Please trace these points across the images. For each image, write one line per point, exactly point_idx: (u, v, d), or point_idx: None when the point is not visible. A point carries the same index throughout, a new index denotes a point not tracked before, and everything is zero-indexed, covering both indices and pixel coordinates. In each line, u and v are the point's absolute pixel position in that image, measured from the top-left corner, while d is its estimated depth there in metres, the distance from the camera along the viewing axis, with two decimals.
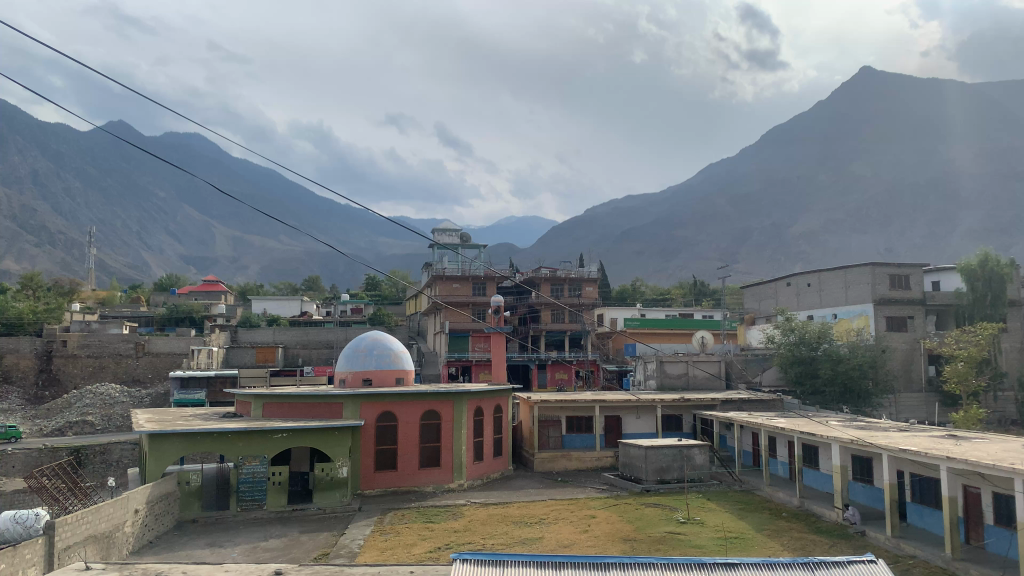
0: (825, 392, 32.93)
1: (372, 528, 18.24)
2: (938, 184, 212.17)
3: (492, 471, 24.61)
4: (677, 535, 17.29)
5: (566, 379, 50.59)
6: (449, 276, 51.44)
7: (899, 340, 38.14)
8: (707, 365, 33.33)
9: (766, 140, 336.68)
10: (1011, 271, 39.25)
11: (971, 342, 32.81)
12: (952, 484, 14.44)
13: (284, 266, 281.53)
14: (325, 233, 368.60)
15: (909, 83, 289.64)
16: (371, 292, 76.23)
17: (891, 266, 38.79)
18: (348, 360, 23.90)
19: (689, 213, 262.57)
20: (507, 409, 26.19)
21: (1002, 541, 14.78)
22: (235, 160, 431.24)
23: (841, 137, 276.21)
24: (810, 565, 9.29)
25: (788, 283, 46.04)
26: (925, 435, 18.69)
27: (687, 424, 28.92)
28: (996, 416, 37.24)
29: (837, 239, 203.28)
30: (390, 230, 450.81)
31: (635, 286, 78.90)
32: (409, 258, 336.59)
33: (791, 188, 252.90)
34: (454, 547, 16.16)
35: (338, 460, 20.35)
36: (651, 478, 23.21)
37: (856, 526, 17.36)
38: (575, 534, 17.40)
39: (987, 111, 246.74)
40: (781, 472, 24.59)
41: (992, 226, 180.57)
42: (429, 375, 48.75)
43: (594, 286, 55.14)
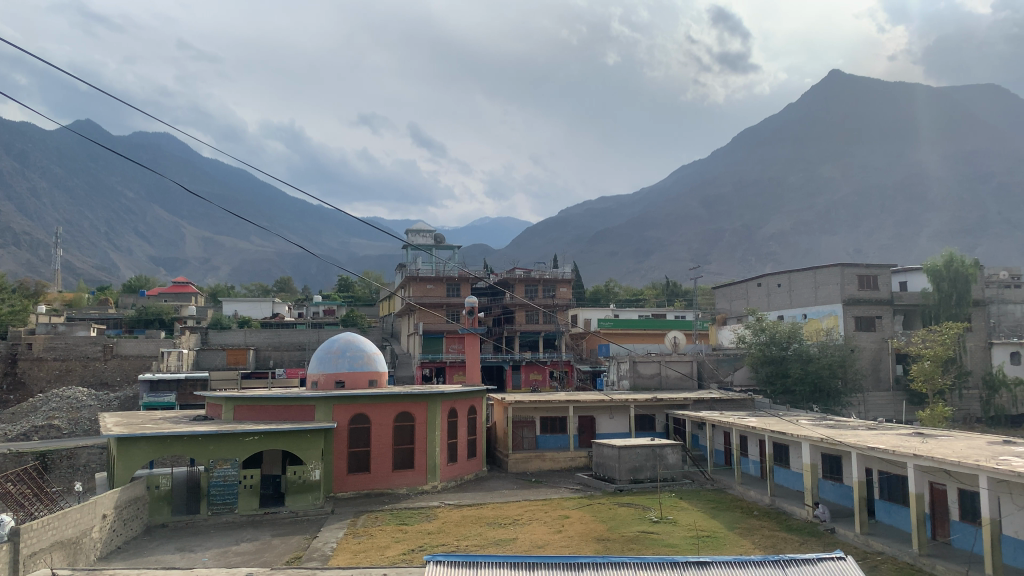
0: (795, 391, 33.31)
1: (344, 530, 18.13)
2: (906, 186, 215.96)
3: (466, 473, 24.63)
4: (650, 533, 17.42)
5: (541, 380, 50.62)
6: (423, 276, 51.40)
7: (867, 340, 38.73)
8: (679, 365, 33.58)
9: (738, 141, 340.56)
10: (976, 271, 39.99)
11: (937, 342, 33.41)
12: (917, 482, 14.70)
13: (256, 267, 279.09)
14: (298, 233, 366.49)
15: (878, 86, 294.62)
16: (344, 293, 76.00)
17: (860, 266, 39.35)
18: (320, 362, 23.69)
19: (661, 214, 264.65)
20: (481, 410, 26.18)
21: (967, 535, 15.07)
22: (205, 160, 426.46)
23: (811, 138, 279.54)
24: (780, 562, 9.32)
25: (759, 284, 46.55)
26: (893, 433, 19.00)
27: (660, 424, 29.11)
28: (961, 414, 37.91)
29: (807, 240, 206.26)
30: (363, 230, 448.69)
31: (609, 286, 79.54)
32: (382, 259, 335.59)
33: (762, 188, 255.78)
34: (427, 550, 16.10)
35: (310, 463, 20.22)
36: (625, 478, 23.30)
37: (825, 523, 17.67)
38: (550, 534, 17.45)
39: (954, 116, 251.81)
40: (752, 471, 24.86)
41: (957, 228, 184.05)
42: (403, 376, 48.67)
43: (567, 286, 55.26)
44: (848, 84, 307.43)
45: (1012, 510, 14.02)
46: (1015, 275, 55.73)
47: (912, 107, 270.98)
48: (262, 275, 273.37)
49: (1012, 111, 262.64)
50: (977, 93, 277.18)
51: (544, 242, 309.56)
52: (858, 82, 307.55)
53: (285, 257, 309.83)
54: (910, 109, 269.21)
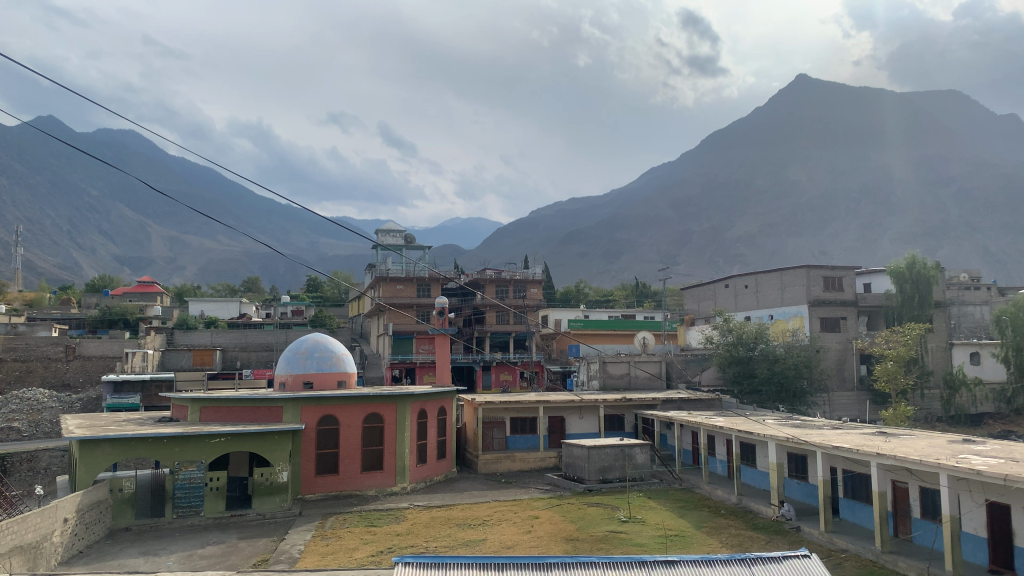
0: (762, 391, 33.70)
1: (313, 532, 18.02)
2: (870, 190, 219.88)
3: (436, 474, 24.53)
4: (619, 532, 17.54)
5: (511, 380, 50.71)
6: (393, 277, 51.14)
7: (832, 340, 39.30)
8: (648, 366, 33.85)
9: (706, 143, 343.97)
10: (937, 273, 40.85)
11: (900, 341, 33.97)
12: (880, 479, 14.95)
13: (222, 267, 275.48)
14: (265, 233, 362.46)
15: (844, 92, 299.80)
16: (312, 294, 75.43)
17: (825, 267, 39.94)
18: (288, 363, 23.45)
19: (630, 216, 266.00)
20: (450, 410, 26.13)
21: (927, 533, 15.39)
22: (171, 157, 419.90)
23: (778, 142, 283.05)
24: (746, 560, 9.39)
25: (726, 285, 47.08)
26: (858, 433, 19.30)
27: (629, 423, 29.33)
28: (922, 413, 38.61)
29: (773, 243, 208.78)
30: (332, 230, 445.29)
31: (579, 285, 79.92)
32: (352, 259, 333.26)
33: (730, 190, 258.21)
34: (396, 551, 16.04)
35: (278, 465, 20.05)
36: (594, 478, 23.40)
37: (790, 522, 17.90)
38: (518, 534, 17.51)
39: (918, 123, 257.06)
40: (719, 469, 25.13)
41: (919, 231, 187.67)
42: (372, 377, 48.42)
43: (538, 287, 55.43)
44: (814, 89, 312.42)
45: (973, 507, 14.34)
46: (975, 278, 57.05)
47: (876, 112, 276.19)
48: (229, 275, 269.96)
49: (972, 118, 269.23)
50: (937, 100, 283.74)
51: (515, 243, 309.84)
52: (823, 87, 312.38)
53: (253, 257, 306.36)
54: (874, 114, 274.45)
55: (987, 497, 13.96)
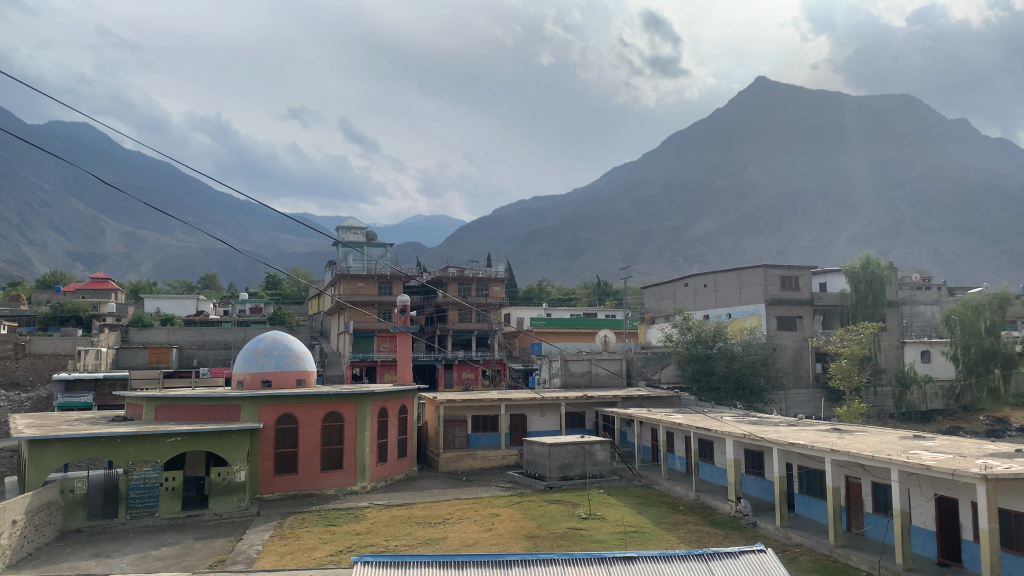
0: (719, 388, 34.18)
1: (271, 532, 17.77)
2: (827, 192, 224.15)
3: (397, 473, 24.41)
4: (579, 531, 17.57)
5: (473, 379, 50.54)
6: (354, 275, 50.72)
7: (788, 339, 39.95)
8: (609, 363, 34.02)
9: (668, 144, 347.53)
10: (891, 273, 41.85)
11: (854, 340, 34.56)
12: (833, 475, 15.29)
13: (179, 264, 270.80)
14: (223, 229, 356.37)
15: (803, 95, 305.66)
16: (272, 292, 74.35)
17: (782, 267, 40.61)
18: (245, 361, 23.15)
19: (592, 215, 267.22)
20: (411, 409, 26.04)
21: (879, 527, 15.75)
22: (125, 150, 410.76)
23: (737, 143, 286.96)
24: (703, 555, 9.28)
25: (686, 284, 47.60)
26: (813, 430, 19.62)
27: (590, 421, 29.50)
28: (875, 410, 39.55)
29: (732, 243, 211.28)
30: (292, 227, 439.61)
31: (541, 284, 79.84)
32: (312, 257, 329.66)
33: (691, 190, 260.75)
34: (356, 550, 15.95)
35: (235, 464, 19.77)
36: (554, 475, 23.50)
37: (748, 518, 18.11)
38: (479, 533, 17.45)
39: (874, 127, 263.21)
40: (679, 465, 25.38)
41: (874, 232, 192.06)
42: (332, 376, 47.97)
43: (501, 286, 55.40)
44: (774, 92, 317.79)
45: (921, 501, 14.72)
46: (926, 278, 58.74)
47: (832, 115, 282.17)
48: (186, 272, 265.45)
49: (926, 122, 276.77)
50: (891, 105, 291.09)
51: (476, 241, 309.55)
52: (781, 90, 318.04)
53: (211, 254, 301.26)
54: (830, 117, 280.62)
55: (936, 491, 14.33)
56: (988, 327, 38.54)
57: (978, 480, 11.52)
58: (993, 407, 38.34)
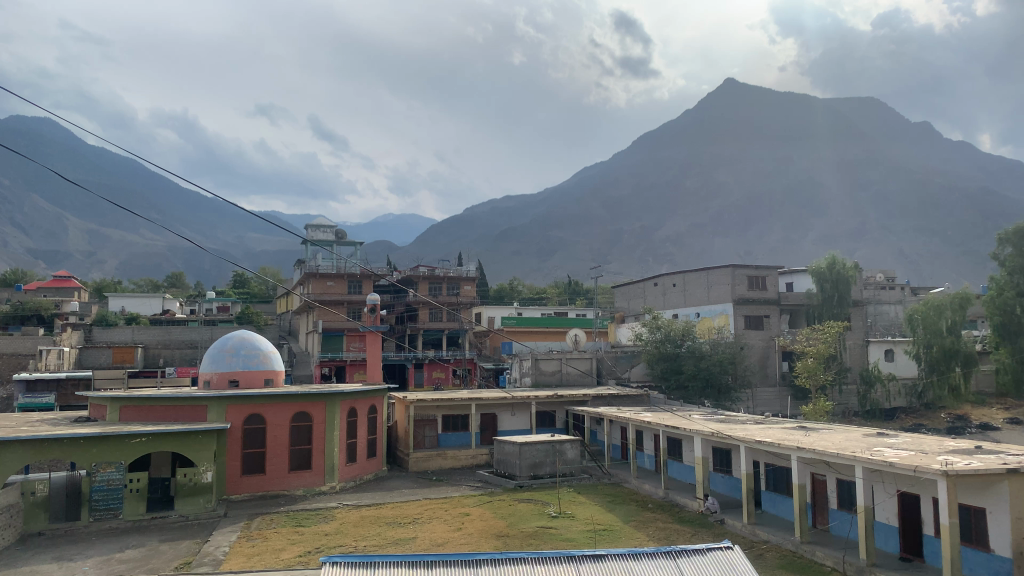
0: (688, 386, 34.46)
1: (238, 534, 17.56)
2: (795, 192, 227.03)
3: (365, 473, 24.29)
4: (550, 528, 17.64)
5: (443, 379, 50.53)
6: (324, 273, 50.36)
7: (755, 338, 40.44)
8: (579, 363, 34.19)
9: (638, 144, 349.69)
10: (856, 273, 42.63)
11: (820, 339, 34.99)
12: (800, 472, 15.48)
13: (145, 262, 266.68)
14: (190, 228, 351.15)
15: (771, 97, 309.75)
16: (239, 291, 73.50)
17: (750, 267, 41.07)
18: (212, 361, 22.85)
19: (563, 215, 267.72)
20: (381, 409, 25.85)
21: (844, 523, 15.98)
22: (89, 146, 403.32)
23: (705, 142, 289.95)
24: (671, 553, 9.28)
25: (656, 284, 47.93)
26: (779, 427, 19.89)
27: (560, 420, 29.64)
28: (841, 408, 39.99)
29: (701, 242, 212.77)
30: (260, 225, 434.47)
31: (511, 284, 79.69)
32: (281, 255, 326.12)
33: (661, 189, 262.43)
34: (324, 551, 15.85)
35: (202, 465, 19.54)
36: (524, 474, 23.53)
37: (715, 515, 18.29)
38: (449, 532, 17.43)
39: (840, 130, 267.48)
40: (647, 464, 25.61)
41: (839, 233, 195.15)
42: (301, 376, 47.62)
43: (472, 285, 55.32)
44: (742, 93, 321.73)
45: (885, 498, 14.98)
46: (890, 277, 59.84)
47: (798, 117, 286.52)
48: (152, 270, 261.52)
49: (890, 125, 281.97)
50: (855, 108, 296.48)
51: (447, 241, 308.73)
52: (749, 92, 322.22)
53: (177, 252, 296.63)
54: (796, 120, 284.98)
55: (899, 488, 14.62)
56: (949, 326, 39.39)
57: (939, 476, 11.74)
58: (954, 404, 39.04)
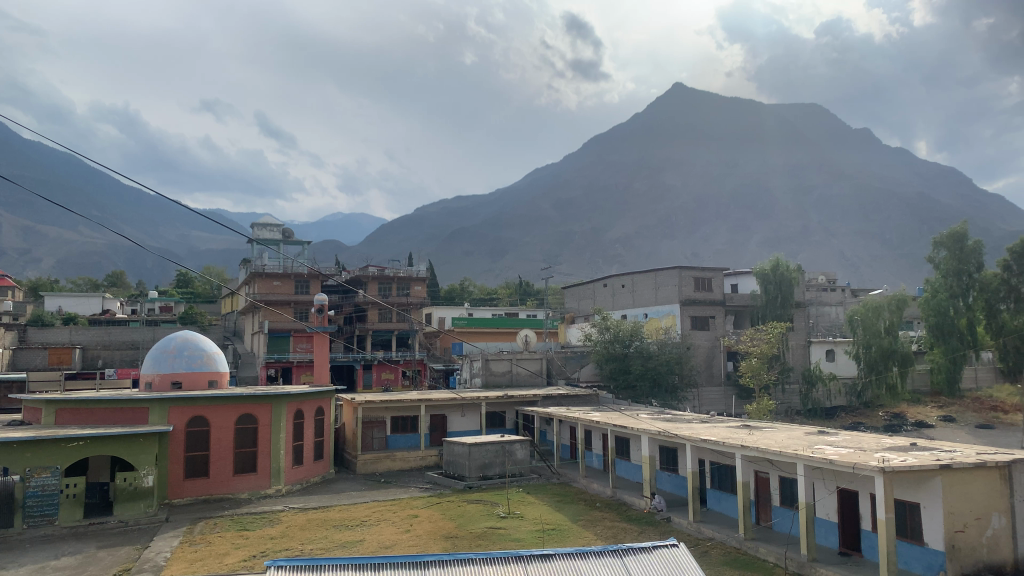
0: (636, 386, 34.87)
1: (180, 539, 17.16)
2: (741, 195, 231.51)
3: (312, 475, 23.97)
4: (498, 529, 17.65)
5: (392, 379, 50.25)
6: (269, 273, 49.57)
7: (701, 338, 41.04)
8: (529, 363, 34.39)
9: (589, 146, 352.90)
10: (798, 275, 43.76)
11: (763, 340, 35.68)
12: (744, 470, 15.77)
13: (84, 260, 259.02)
14: (131, 225, 342.19)
15: (718, 102, 316.09)
16: (182, 290, 71.94)
17: (696, 269, 41.77)
18: (154, 361, 22.22)
19: (513, 216, 268.49)
20: (328, 411, 25.52)
21: (784, 519, 16.38)
22: (24, 140, 389.42)
23: (654, 145, 293.66)
24: (618, 551, 9.33)
25: (605, 284, 48.38)
26: (722, 426, 20.24)
27: (510, 421, 29.75)
28: (783, 407, 40.85)
29: (649, 244, 215.07)
30: (205, 224, 425.76)
31: (462, 284, 79.52)
32: (226, 254, 319.99)
33: (610, 191, 264.93)
34: (269, 555, 15.63)
35: (142, 469, 19.09)
36: (473, 475, 23.52)
37: (662, 513, 18.55)
38: (397, 534, 17.31)
39: (785, 137, 274.22)
40: (595, 463, 25.84)
41: (783, 235, 199.59)
42: (245, 377, 46.78)
43: (422, 285, 55.17)
44: (692, 98, 327.71)
45: (825, 495, 15.37)
46: (831, 280, 61.41)
47: (743, 122, 292.63)
48: (91, 269, 253.87)
49: (833, 132, 290.25)
50: (799, 115, 303.83)
51: (398, 240, 306.78)
52: (697, 98, 327.71)
53: (117, 250, 288.86)
54: (742, 125, 290.96)
55: (838, 485, 15.01)
56: (888, 327, 40.66)
57: (877, 472, 12.07)
58: (891, 403, 40.20)
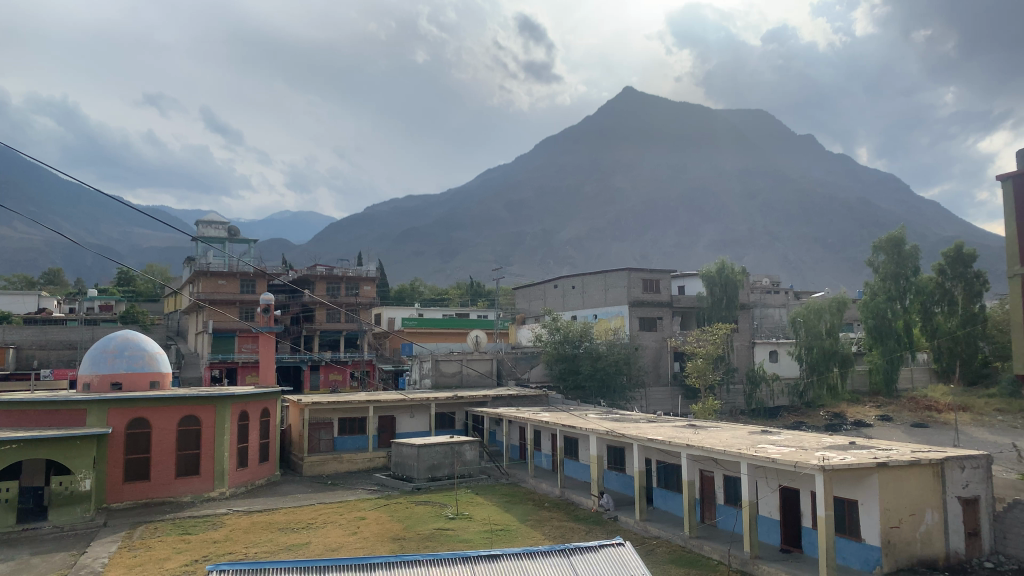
0: (585, 386, 35.16)
1: (118, 543, 16.71)
2: (688, 198, 235.10)
3: (257, 478, 23.58)
4: (447, 531, 17.58)
5: (340, 381, 49.70)
6: (214, 272, 48.63)
7: (649, 339, 41.63)
8: (479, 364, 34.43)
9: (540, 148, 354.69)
10: (743, 278, 44.62)
11: (709, 340, 36.38)
12: (690, 469, 15.97)
13: (19, 257, 250.14)
14: (69, 221, 331.51)
15: (667, 107, 321.11)
16: (123, 289, 70.00)
17: (645, 271, 42.33)
18: (92, 362, 21.62)
19: (464, 217, 267.88)
20: (275, 412, 25.13)
21: (729, 517, 16.67)
22: None
23: (606, 149, 296.26)
24: (565, 551, 9.32)
25: (556, 286, 48.70)
26: (670, 425, 20.52)
27: (459, 421, 29.74)
28: (728, 407, 41.54)
29: (599, 246, 216.64)
30: (147, 222, 414.71)
31: (413, 284, 79.12)
32: (170, 252, 312.50)
33: (561, 194, 266.44)
34: (211, 559, 15.32)
35: (79, 472, 18.57)
36: (423, 476, 23.41)
37: (609, 512, 18.75)
38: (343, 537, 17.15)
39: (732, 143, 279.58)
40: (544, 463, 25.99)
41: (729, 238, 203.44)
42: (189, 378, 45.78)
43: (371, 285, 54.76)
44: (641, 102, 332.44)
45: (768, 492, 15.72)
46: (775, 282, 62.87)
47: (693, 127, 297.41)
48: (26, 266, 244.97)
49: (779, 138, 297.15)
50: (747, 121, 310.04)
51: (347, 240, 303.13)
52: (647, 102, 332.22)
53: (54, 247, 279.44)
54: (691, 130, 295.80)
55: (780, 483, 15.35)
56: (828, 329, 41.76)
57: (817, 470, 12.37)
58: (832, 402, 41.24)
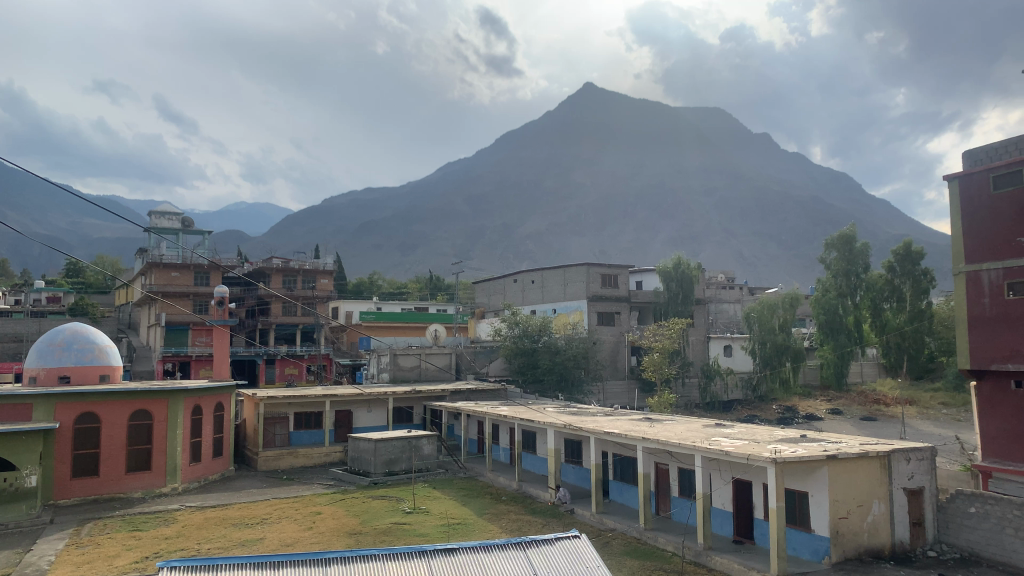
0: (543, 380, 35.38)
1: (65, 541, 16.36)
2: (646, 194, 237.36)
3: (210, 473, 23.21)
4: (403, 525, 17.53)
5: (297, 375, 49.24)
6: (167, 264, 47.69)
7: (607, 333, 42.07)
8: (438, 358, 34.32)
9: (500, 142, 354.89)
10: (698, 273, 45.20)
11: (665, 335, 36.75)
12: (644, 462, 16.17)
13: None
14: (16, 210, 322.43)
15: (627, 104, 323.74)
16: (72, 280, 68.28)
17: (604, 266, 42.55)
18: (39, 355, 21.09)
19: (423, 210, 266.61)
20: (229, 406, 24.72)
21: (683, 509, 16.92)
22: None
23: (565, 145, 297.13)
24: (522, 544, 9.35)
25: (515, 280, 48.75)
26: (626, 419, 20.71)
27: (417, 415, 29.68)
28: (682, 400, 42.03)
29: (559, 240, 217.41)
30: (97, 212, 404.97)
31: (371, 278, 78.43)
32: (122, 243, 305.64)
33: (521, 188, 266.95)
34: (162, 555, 15.09)
35: (24, 468, 18.13)
36: (379, 470, 23.34)
37: (566, 506, 18.85)
38: (298, 532, 17.01)
39: (689, 140, 282.99)
40: (502, 457, 26.04)
41: (686, 234, 205.75)
42: (140, 371, 44.88)
43: (328, 278, 54.14)
44: (601, 99, 334.56)
45: (722, 484, 15.96)
46: (730, 277, 63.97)
47: (652, 124, 300.29)
48: None
49: (735, 136, 301.58)
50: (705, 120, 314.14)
51: (305, 232, 299.57)
52: (607, 99, 334.74)
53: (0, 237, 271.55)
54: (650, 126, 298.62)
55: (733, 475, 15.63)
56: (781, 324, 42.54)
57: (769, 463, 12.60)
58: (784, 397, 41.98)
